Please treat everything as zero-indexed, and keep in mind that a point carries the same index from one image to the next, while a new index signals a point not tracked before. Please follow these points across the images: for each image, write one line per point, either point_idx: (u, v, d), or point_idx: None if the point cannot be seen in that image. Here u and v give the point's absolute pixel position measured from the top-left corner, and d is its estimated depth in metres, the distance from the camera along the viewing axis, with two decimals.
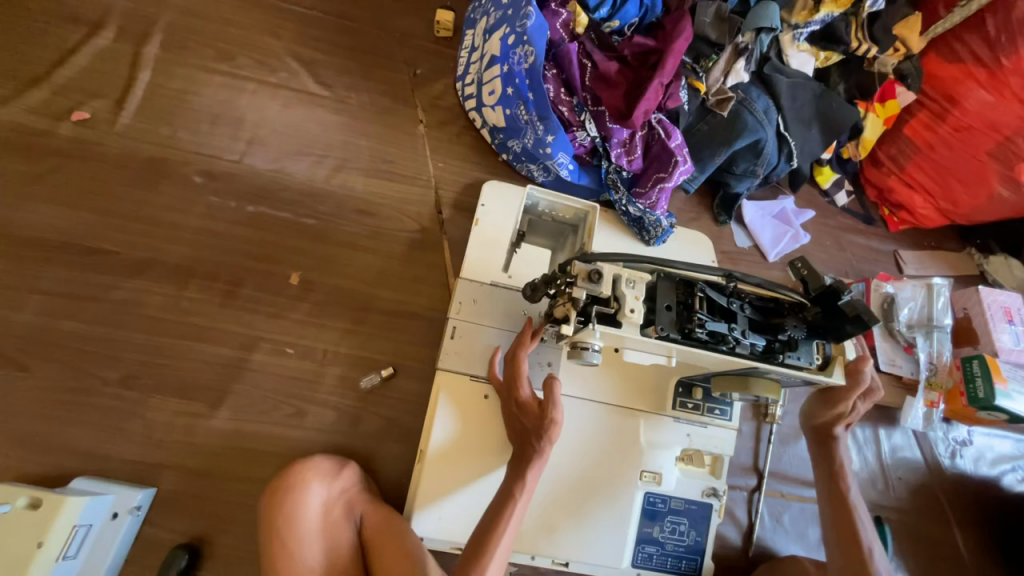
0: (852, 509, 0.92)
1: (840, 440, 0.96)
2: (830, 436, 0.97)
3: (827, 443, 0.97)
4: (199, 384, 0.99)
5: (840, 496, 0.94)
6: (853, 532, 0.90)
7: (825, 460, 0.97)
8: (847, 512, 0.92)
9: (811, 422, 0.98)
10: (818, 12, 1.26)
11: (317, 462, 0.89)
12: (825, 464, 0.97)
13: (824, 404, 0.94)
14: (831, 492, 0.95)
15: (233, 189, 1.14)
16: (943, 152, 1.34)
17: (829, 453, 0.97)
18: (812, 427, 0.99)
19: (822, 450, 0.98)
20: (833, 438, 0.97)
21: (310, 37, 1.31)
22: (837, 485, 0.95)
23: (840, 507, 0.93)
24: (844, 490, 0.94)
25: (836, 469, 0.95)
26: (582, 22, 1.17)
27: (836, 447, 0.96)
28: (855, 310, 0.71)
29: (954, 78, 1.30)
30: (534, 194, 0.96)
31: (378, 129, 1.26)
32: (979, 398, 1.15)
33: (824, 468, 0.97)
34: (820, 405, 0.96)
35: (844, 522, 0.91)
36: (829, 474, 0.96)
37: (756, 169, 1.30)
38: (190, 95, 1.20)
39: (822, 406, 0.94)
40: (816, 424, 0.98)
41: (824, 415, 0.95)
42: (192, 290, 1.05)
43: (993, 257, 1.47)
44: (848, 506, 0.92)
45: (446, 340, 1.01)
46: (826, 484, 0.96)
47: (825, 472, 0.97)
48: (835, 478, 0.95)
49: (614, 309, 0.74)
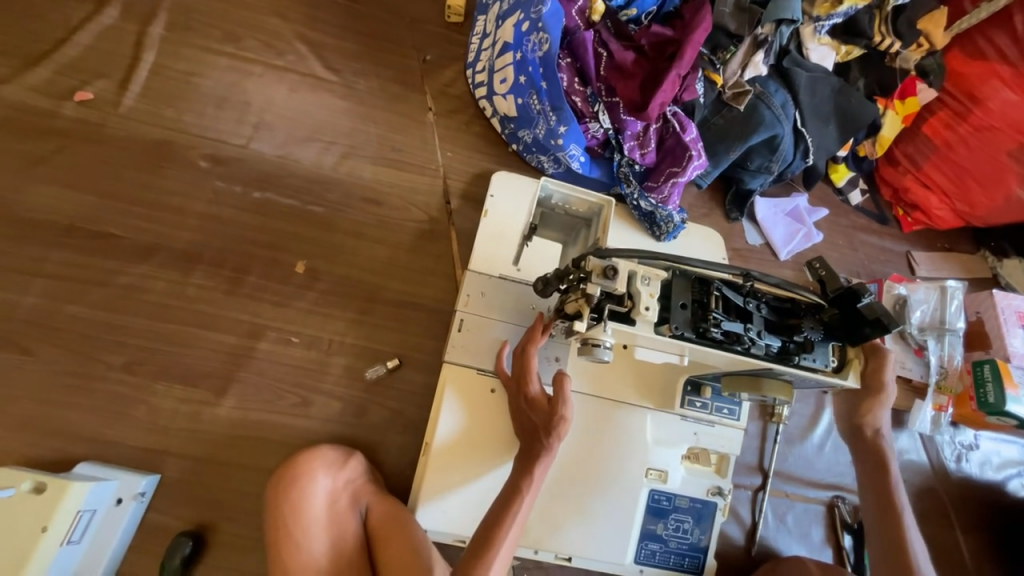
0: (902, 515, 0.93)
1: (885, 439, 0.96)
2: (877, 436, 0.96)
3: (874, 442, 0.96)
4: (203, 371, 0.99)
5: (890, 500, 0.94)
6: (901, 537, 0.91)
7: (873, 464, 0.96)
8: (895, 517, 0.92)
9: (853, 420, 0.97)
10: (841, 4, 1.21)
11: (324, 452, 0.88)
12: (873, 466, 0.96)
13: (865, 399, 0.94)
14: (879, 496, 0.95)
15: (239, 175, 1.12)
16: (962, 152, 1.31)
17: (878, 455, 0.96)
18: (854, 426, 0.98)
19: (869, 452, 0.97)
20: (880, 438, 0.96)
21: (318, 20, 1.28)
22: (884, 490, 0.95)
23: (889, 511, 0.93)
24: (894, 495, 0.94)
25: (886, 473, 0.95)
26: (599, 9, 1.14)
27: (885, 449, 0.96)
28: (875, 313, 0.69)
29: (978, 75, 1.27)
30: (549, 184, 0.98)
31: (386, 116, 1.23)
32: (990, 403, 1.13)
33: (873, 472, 0.96)
34: (860, 401, 0.95)
35: (890, 524, 0.92)
36: (877, 477, 0.96)
37: (771, 166, 1.27)
38: (195, 77, 1.17)
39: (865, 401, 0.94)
40: (861, 423, 0.96)
41: (869, 412, 0.94)
42: (197, 276, 1.04)
43: (1007, 261, 1.45)
44: (896, 509, 0.93)
45: (453, 332, 1.00)
46: (873, 487, 0.96)
47: (874, 476, 0.96)
48: (883, 481, 0.95)
49: (628, 307, 0.73)
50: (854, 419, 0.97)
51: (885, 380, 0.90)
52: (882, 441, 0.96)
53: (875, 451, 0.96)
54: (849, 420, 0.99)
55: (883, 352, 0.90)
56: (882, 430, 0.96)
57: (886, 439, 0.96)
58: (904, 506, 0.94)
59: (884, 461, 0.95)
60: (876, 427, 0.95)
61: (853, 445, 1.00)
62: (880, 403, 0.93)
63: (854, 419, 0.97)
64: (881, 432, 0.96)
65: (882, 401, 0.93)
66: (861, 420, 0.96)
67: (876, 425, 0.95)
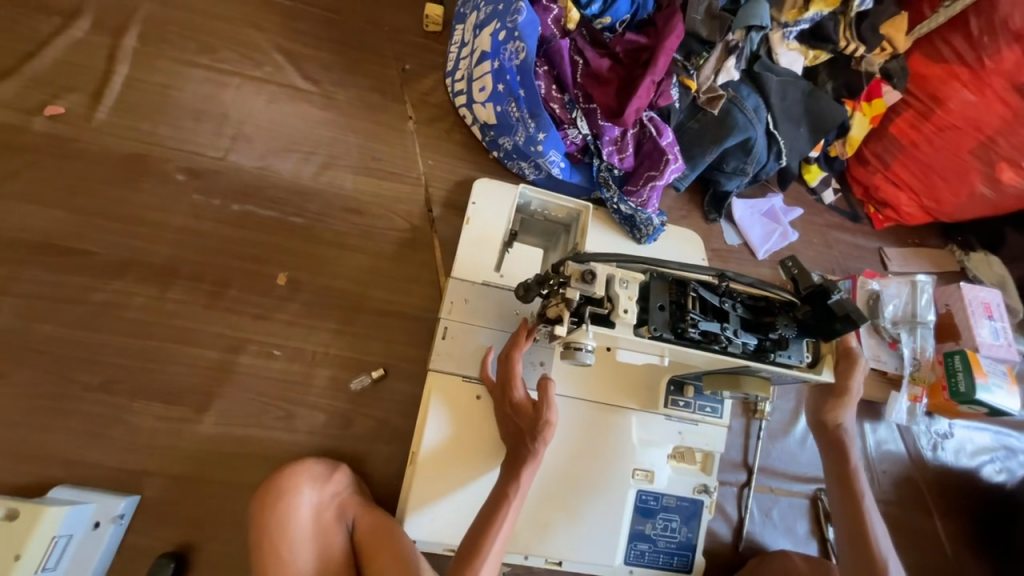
0: (863, 508, 0.91)
1: (848, 435, 0.95)
2: (838, 431, 0.96)
3: (836, 438, 0.96)
4: (184, 387, 0.97)
5: (853, 495, 0.92)
6: (864, 530, 0.89)
7: (836, 459, 0.96)
8: (858, 511, 0.91)
9: (817, 416, 0.98)
10: (807, 11, 1.27)
11: (308, 465, 0.88)
12: (836, 459, 0.96)
13: (832, 399, 0.96)
14: (843, 490, 0.94)
15: (217, 187, 1.11)
16: (927, 151, 1.37)
17: (840, 449, 0.96)
18: (819, 422, 0.98)
19: (832, 448, 0.97)
20: (843, 434, 0.96)
21: (296, 31, 1.28)
22: (847, 483, 0.94)
23: (852, 507, 0.92)
24: (856, 489, 0.93)
25: (847, 467, 0.94)
26: (573, 18, 1.15)
27: (847, 444, 0.95)
28: (844, 310, 0.72)
29: (939, 77, 1.32)
30: (526, 192, 0.96)
31: (367, 126, 1.23)
32: (961, 392, 1.18)
33: (834, 465, 0.96)
34: (827, 400, 0.96)
35: (853, 519, 0.91)
36: (839, 472, 0.95)
37: (746, 168, 1.31)
38: (171, 90, 1.16)
39: (829, 399, 0.96)
40: (824, 419, 0.97)
41: (833, 408, 0.95)
42: (176, 291, 1.02)
43: (974, 254, 1.51)
44: (859, 502, 0.91)
45: (438, 340, 1.00)
46: (838, 482, 0.95)
47: (837, 471, 0.95)
48: (845, 475, 0.94)
49: (608, 309, 0.73)
50: (817, 415, 0.98)
51: (852, 380, 0.92)
52: (845, 436, 0.95)
53: (837, 446, 0.96)
54: (814, 415, 1.00)
55: (855, 355, 0.92)
56: (845, 425, 0.96)
57: (849, 435, 0.96)
58: (865, 498, 0.92)
59: (844, 454, 0.95)
60: (842, 422, 0.95)
61: (819, 441, 1.00)
62: (844, 404, 0.95)
63: (817, 415, 0.98)
64: (845, 428, 0.96)
65: (846, 401, 0.94)
66: (824, 417, 0.97)
67: (838, 419, 0.95)
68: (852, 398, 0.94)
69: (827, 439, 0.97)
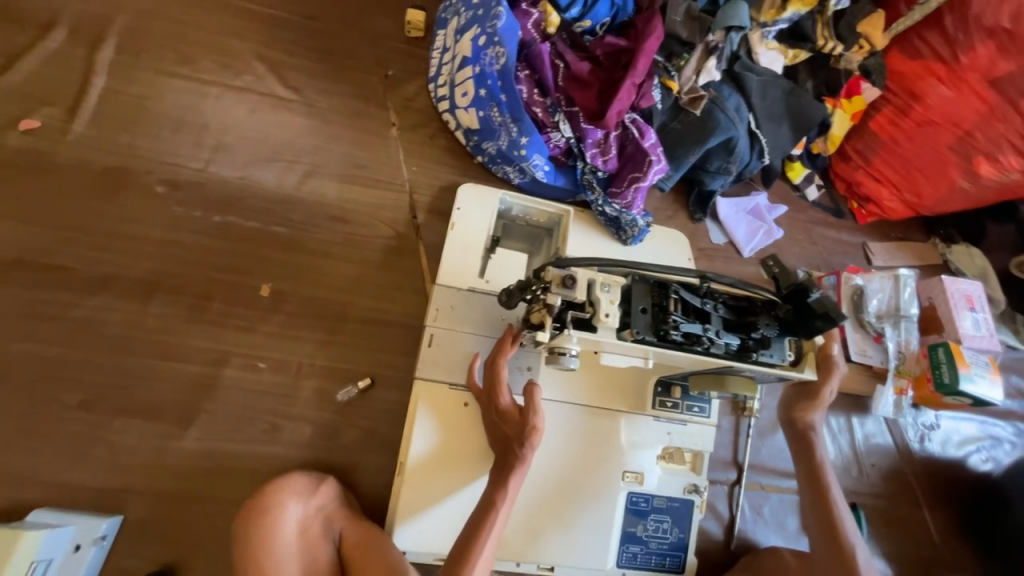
0: (833, 502, 0.94)
1: (816, 432, 0.98)
2: (806, 428, 0.98)
3: (804, 435, 0.99)
4: (167, 403, 0.96)
5: (822, 491, 0.96)
6: (834, 523, 0.93)
7: (806, 455, 0.99)
8: (828, 506, 0.94)
9: (789, 414, 1.00)
10: (784, 11, 1.27)
11: (294, 479, 0.87)
12: (805, 455, 0.99)
13: (805, 398, 0.97)
14: (813, 486, 0.97)
15: (199, 199, 1.10)
16: (907, 146, 1.38)
17: (808, 446, 0.99)
18: (791, 420, 1.00)
19: (801, 444, 0.99)
20: (811, 431, 0.99)
21: (278, 39, 1.27)
22: (816, 479, 0.97)
23: (821, 502, 0.95)
24: (824, 485, 0.96)
25: (815, 464, 0.97)
26: (554, 22, 1.15)
27: (815, 440, 0.98)
28: (824, 308, 0.72)
29: (916, 73, 1.33)
30: (508, 198, 1.17)
31: (350, 133, 1.23)
32: (945, 383, 1.20)
33: (803, 462, 0.99)
34: (800, 399, 0.98)
35: (823, 512, 0.94)
36: (808, 468, 0.98)
37: (729, 167, 1.32)
38: (150, 101, 1.15)
39: (807, 400, 0.97)
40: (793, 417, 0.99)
41: (805, 409, 0.97)
42: (158, 305, 1.01)
43: (956, 247, 1.53)
44: (828, 496, 0.95)
45: (423, 347, 0.99)
46: (807, 477, 0.98)
47: (806, 468, 0.98)
48: (814, 471, 0.97)
49: (590, 314, 0.72)
50: (789, 413, 1.00)
51: (827, 388, 0.92)
52: (812, 432, 0.98)
53: (805, 442, 0.98)
54: (784, 413, 1.02)
55: (833, 362, 0.90)
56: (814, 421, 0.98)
57: (816, 431, 0.98)
58: (834, 492, 0.95)
59: (813, 451, 0.98)
60: (812, 421, 0.97)
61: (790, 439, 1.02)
62: (817, 403, 0.96)
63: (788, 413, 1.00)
64: (814, 425, 0.98)
65: (818, 404, 0.96)
66: (794, 415, 0.99)
67: (807, 418, 0.97)
68: (825, 400, 0.95)
69: (796, 437, 0.99)
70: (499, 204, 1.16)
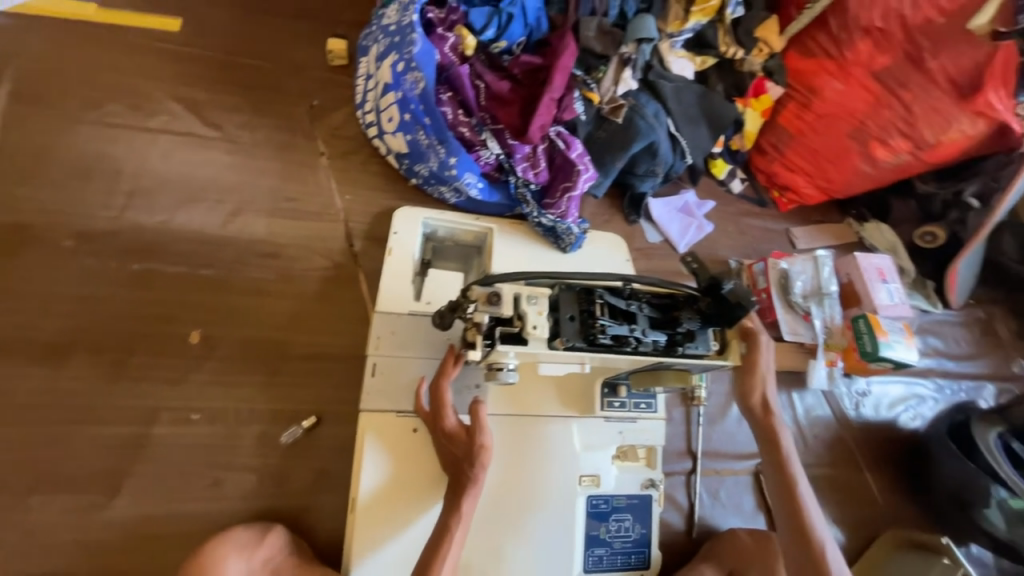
0: (797, 488, 0.91)
1: (776, 418, 0.95)
2: (767, 415, 0.95)
3: (766, 423, 0.95)
4: (94, 470, 0.91)
5: (787, 477, 0.92)
6: (800, 514, 0.90)
7: (770, 444, 0.94)
8: (794, 497, 0.91)
9: (746, 400, 0.96)
10: (688, 21, 1.36)
11: (236, 534, 0.87)
12: (770, 444, 0.94)
13: (751, 379, 0.95)
14: (780, 477, 0.93)
15: (114, 249, 1.04)
16: (813, 137, 1.48)
17: (771, 435, 0.94)
18: (749, 406, 0.96)
19: (765, 433, 0.95)
20: (772, 417, 0.95)
21: (191, 76, 1.23)
22: (781, 464, 0.93)
23: (788, 492, 0.91)
24: (790, 475, 0.92)
25: (781, 453, 0.93)
26: (470, 44, 1.17)
27: (777, 425, 0.94)
28: (737, 298, 0.76)
29: (811, 71, 1.42)
30: (430, 222, 1.19)
31: (277, 167, 1.20)
32: (868, 351, 1.29)
33: (768, 448, 0.94)
34: (749, 381, 0.95)
35: (790, 503, 0.91)
36: (774, 454, 0.94)
37: (656, 169, 1.39)
38: (51, 150, 1.08)
39: (751, 381, 0.95)
40: (751, 404, 0.95)
41: (757, 391, 0.95)
42: (75, 367, 0.95)
43: (868, 225, 1.65)
44: (794, 487, 0.91)
45: (367, 378, 0.98)
46: (773, 468, 0.94)
47: (772, 458, 0.94)
48: (779, 456, 0.93)
49: (519, 327, 0.75)
50: (744, 398, 0.96)
51: (759, 356, 0.94)
52: (773, 419, 0.95)
53: (767, 427, 0.95)
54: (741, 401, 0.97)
55: (753, 333, 0.94)
56: (772, 407, 0.95)
57: (775, 414, 0.95)
58: (797, 476, 0.92)
59: (778, 439, 0.93)
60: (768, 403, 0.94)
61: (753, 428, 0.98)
62: (762, 382, 0.95)
63: (743, 398, 0.96)
64: (771, 407, 0.95)
65: (766, 382, 0.95)
66: (749, 399, 0.95)
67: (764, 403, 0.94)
68: (768, 377, 0.95)
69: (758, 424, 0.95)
70: (422, 229, 1.19)
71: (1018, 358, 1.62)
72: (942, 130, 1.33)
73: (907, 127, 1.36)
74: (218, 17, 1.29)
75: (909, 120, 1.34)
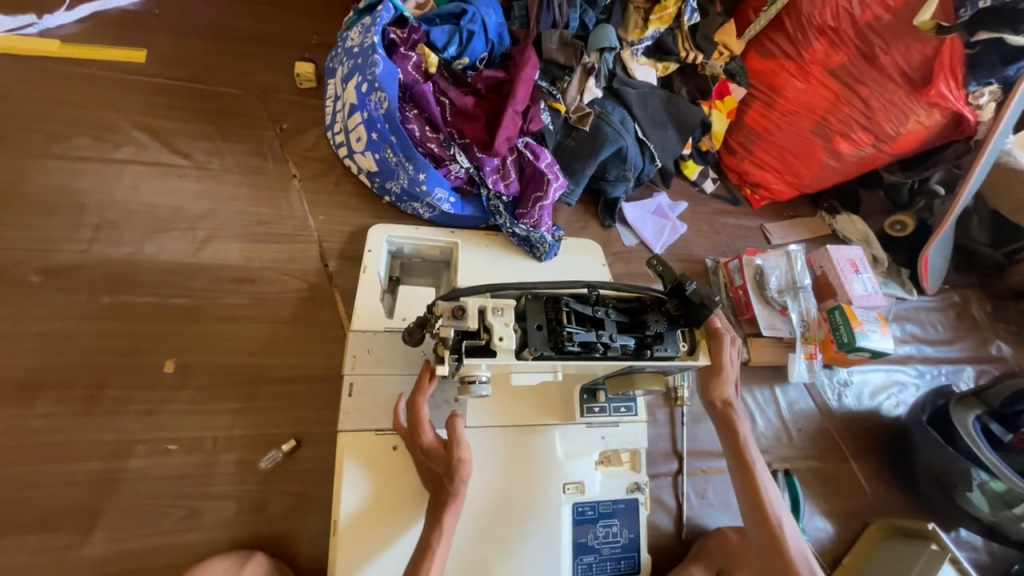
0: (757, 477, 0.92)
1: (734, 409, 0.96)
2: (726, 407, 0.96)
3: (724, 415, 0.96)
4: (66, 509, 0.89)
5: (746, 468, 0.93)
6: (761, 502, 0.90)
7: (729, 435, 0.95)
8: (754, 487, 0.91)
9: (705, 396, 0.97)
10: (647, 29, 1.40)
11: (215, 564, 0.85)
12: (729, 435, 0.95)
13: (713, 376, 0.95)
14: (739, 465, 0.93)
15: (83, 283, 1.03)
16: (778, 135, 1.51)
17: (730, 425, 0.95)
18: (709, 402, 0.97)
19: (723, 425, 0.96)
20: (730, 409, 0.96)
21: (157, 105, 1.23)
22: (741, 457, 0.93)
23: (748, 481, 0.92)
24: (749, 464, 0.93)
25: (740, 443, 0.94)
26: (433, 62, 1.18)
27: (735, 417, 0.95)
28: (700, 297, 0.78)
29: (772, 71, 1.46)
30: (395, 239, 1.18)
31: (248, 191, 1.20)
32: (845, 342, 1.31)
33: (729, 442, 0.95)
34: (709, 378, 0.96)
35: (750, 491, 0.91)
36: (734, 447, 0.94)
37: (627, 174, 1.40)
38: (15, 187, 1.08)
39: (712, 379, 0.95)
40: (711, 398, 0.96)
41: (717, 386, 0.95)
42: (44, 404, 0.94)
43: (839, 217, 1.67)
44: (753, 474, 0.92)
45: (344, 398, 0.97)
46: (733, 457, 0.94)
47: (732, 448, 0.95)
48: (739, 449, 0.94)
49: (485, 339, 0.76)
50: (706, 395, 0.96)
51: (726, 355, 0.93)
52: (732, 411, 0.96)
53: (727, 421, 0.95)
54: (702, 396, 0.99)
55: (721, 334, 0.93)
56: (731, 399, 0.96)
57: (734, 408, 0.96)
58: (757, 467, 0.93)
59: (736, 430, 0.94)
60: (727, 398, 0.95)
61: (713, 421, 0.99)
62: (727, 381, 0.95)
63: (705, 395, 0.97)
64: (730, 401, 0.96)
65: (727, 378, 0.94)
66: (710, 395, 0.96)
67: (724, 396, 0.95)
68: (730, 373, 0.94)
69: (718, 416, 0.96)
70: (387, 247, 1.18)
71: (996, 339, 1.65)
72: (900, 122, 1.37)
73: (867, 121, 1.39)
74: (183, 47, 1.30)
75: (868, 114, 1.38)
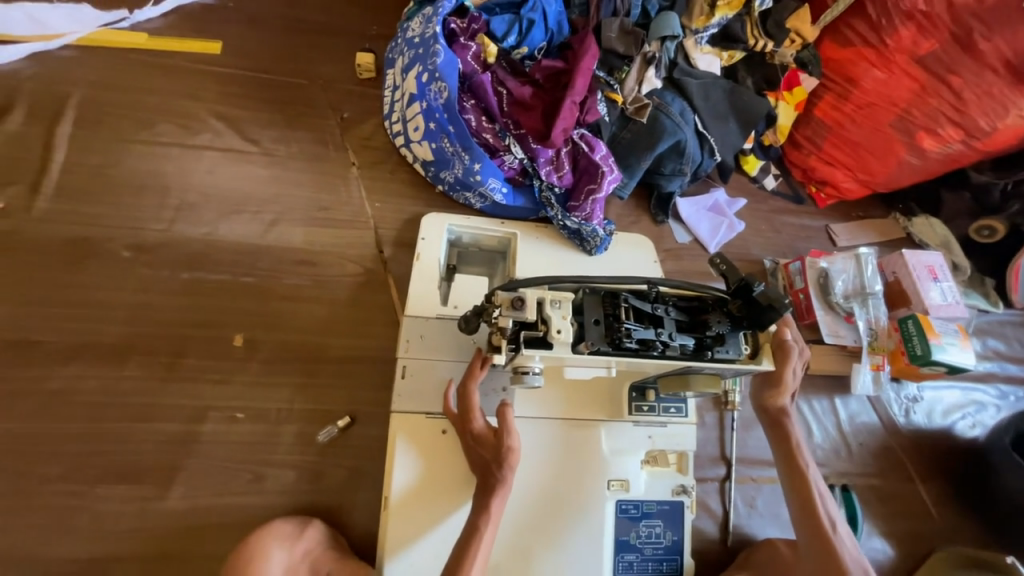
0: (813, 486, 0.88)
1: (790, 417, 0.91)
2: (780, 415, 0.91)
3: (778, 421, 0.92)
4: (148, 465, 0.97)
5: (800, 477, 0.89)
6: (813, 513, 0.87)
7: (780, 443, 0.92)
8: (808, 496, 0.87)
9: (758, 403, 0.93)
10: (714, 16, 1.33)
11: (278, 525, 0.91)
12: (782, 442, 0.91)
13: (769, 386, 0.91)
14: (793, 474, 0.89)
15: (166, 259, 1.12)
16: (852, 129, 1.40)
17: (783, 433, 0.92)
18: (762, 409, 0.93)
19: (776, 432, 0.92)
20: (784, 416, 0.92)
21: (231, 95, 1.31)
22: (794, 465, 0.90)
23: (801, 492, 0.88)
24: (803, 473, 0.89)
25: (792, 451, 0.90)
26: (492, 52, 1.19)
27: (789, 424, 0.91)
28: (768, 299, 0.75)
29: (849, 60, 1.35)
30: (454, 228, 1.19)
31: (310, 177, 1.26)
32: (919, 355, 1.23)
33: (780, 448, 0.91)
34: (764, 387, 0.93)
35: (803, 501, 0.88)
36: (785, 453, 0.91)
37: (683, 168, 1.36)
38: (110, 169, 1.18)
39: (770, 388, 0.91)
40: (765, 405, 0.92)
41: (774, 397, 0.91)
42: (132, 367, 1.03)
43: (916, 219, 1.55)
44: (808, 484, 0.88)
45: (398, 381, 1.00)
46: (785, 465, 0.91)
47: (783, 455, 0.91)
48: (790, 456, 0.90)
49: (543, 331, 0.76)
50: (758, 402, 0.93)
51: (789, 367, 0.88)
52: (786, 418, 0.91)
53: (780, 428, 0.92)
54: (755, 402, 0.95)
55: (787, 346, 0.87)
56: (786, 406, 0.91)
57: (790, 416, 0.91)
58: (813, 474, 0.89)
59: (788, 437, 0.91)
60: (784, 406, 0.91)
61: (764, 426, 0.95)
62: (784, 393, 0.90)
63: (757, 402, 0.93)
64: (786, 409, 0.91)
65: (784, 391, 0.90)
66: (764, 402, 0.92)
67: (780, 404, 0.90)
68: (791, 382, 0.90)
69: (769, 422, 0.92)
70: (446, 235, 1.19)
71: None
72: (997, 116, 1.25)
73: (958, 114, 1.27)
74: (255, 39, 1.37)
75: (959, 107, 1.26)
